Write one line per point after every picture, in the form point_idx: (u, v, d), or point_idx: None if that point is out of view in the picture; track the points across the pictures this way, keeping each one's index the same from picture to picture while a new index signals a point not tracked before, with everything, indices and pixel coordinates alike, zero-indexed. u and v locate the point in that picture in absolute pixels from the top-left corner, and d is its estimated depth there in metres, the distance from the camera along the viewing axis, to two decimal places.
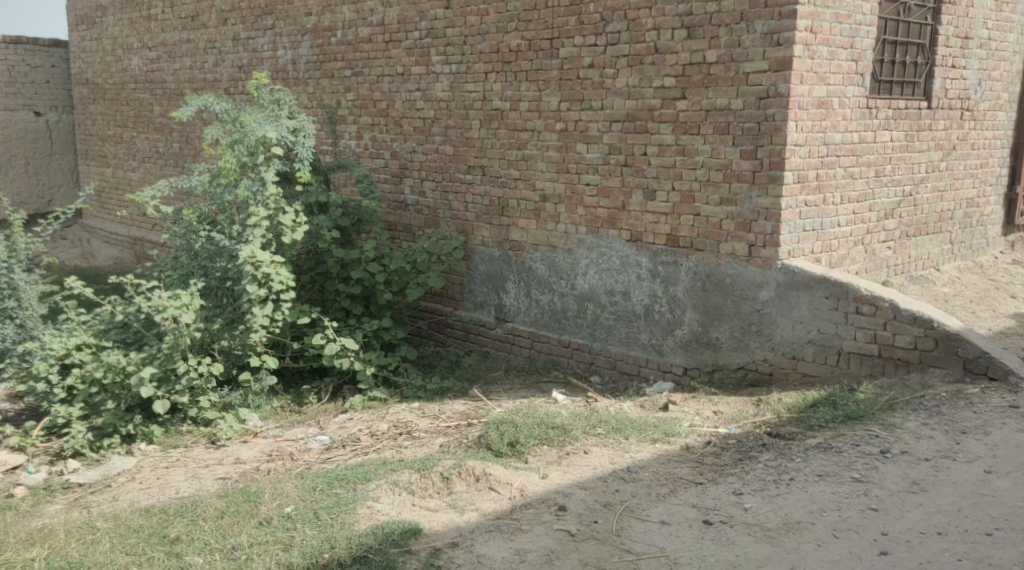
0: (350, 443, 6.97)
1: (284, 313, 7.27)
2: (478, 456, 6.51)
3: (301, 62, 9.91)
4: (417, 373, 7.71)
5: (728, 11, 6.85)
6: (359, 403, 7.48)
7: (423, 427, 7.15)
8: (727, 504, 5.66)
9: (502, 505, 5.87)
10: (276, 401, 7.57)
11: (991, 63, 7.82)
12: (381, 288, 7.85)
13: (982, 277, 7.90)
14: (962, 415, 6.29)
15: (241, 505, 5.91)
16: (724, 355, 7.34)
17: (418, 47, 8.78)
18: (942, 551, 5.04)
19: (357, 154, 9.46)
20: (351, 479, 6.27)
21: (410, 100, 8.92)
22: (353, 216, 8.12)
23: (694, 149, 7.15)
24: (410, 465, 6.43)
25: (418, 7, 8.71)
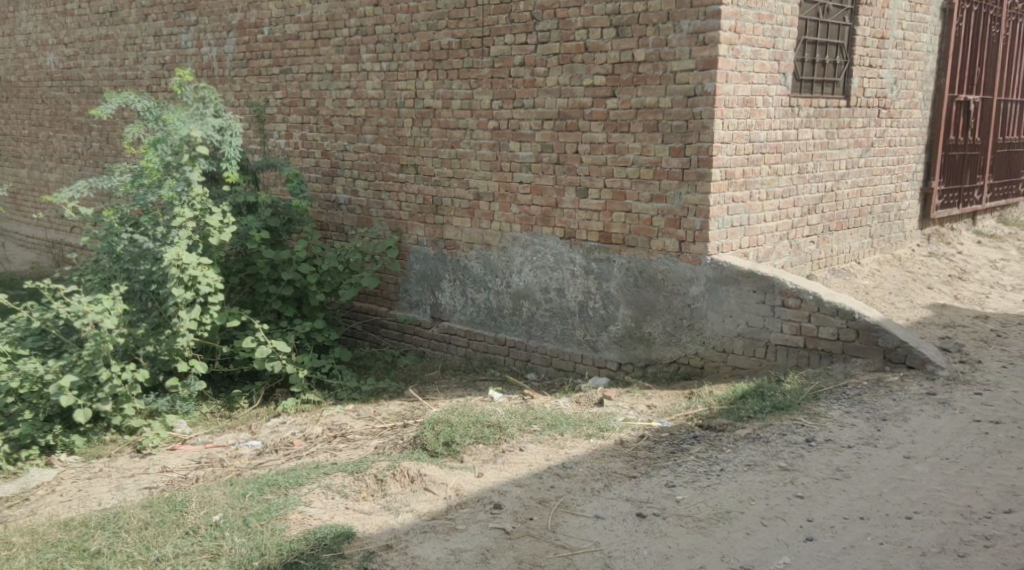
0: (283, 448, 6.72)
1: (212, 316, 7.44)
2: (412, 457, 5.90)
3: (226, 59, 9.54)
4: (351, 375, 7.79)
5: (656, 10, 6.68)
6: (290, 406, 7.52)
7: (358, 429, 6.89)
8: (659, 497, 5.11)
9: (437, 505, 5.25)
10: (205, 407, 7.65)
11: (906, 63, 8.12)
12: (313, 289, 8.05)
13: (900, 269, 8.16)
14: (883, 403, 5.91)
15: (166, 515, 5.33)
16: (657, 349, 7.13)
17: (347, 45, 8.52)
18: (865, 536, 4.57)
19: (287, 153, 9.18)
20: (282, 484, 5.65)
21: (340, 98, 8.66)
22: (283, 217, 8.29)
23: (624, 147, 6.96)
24: (344, 469, 5.80)
25: (346, 4, 8.44)
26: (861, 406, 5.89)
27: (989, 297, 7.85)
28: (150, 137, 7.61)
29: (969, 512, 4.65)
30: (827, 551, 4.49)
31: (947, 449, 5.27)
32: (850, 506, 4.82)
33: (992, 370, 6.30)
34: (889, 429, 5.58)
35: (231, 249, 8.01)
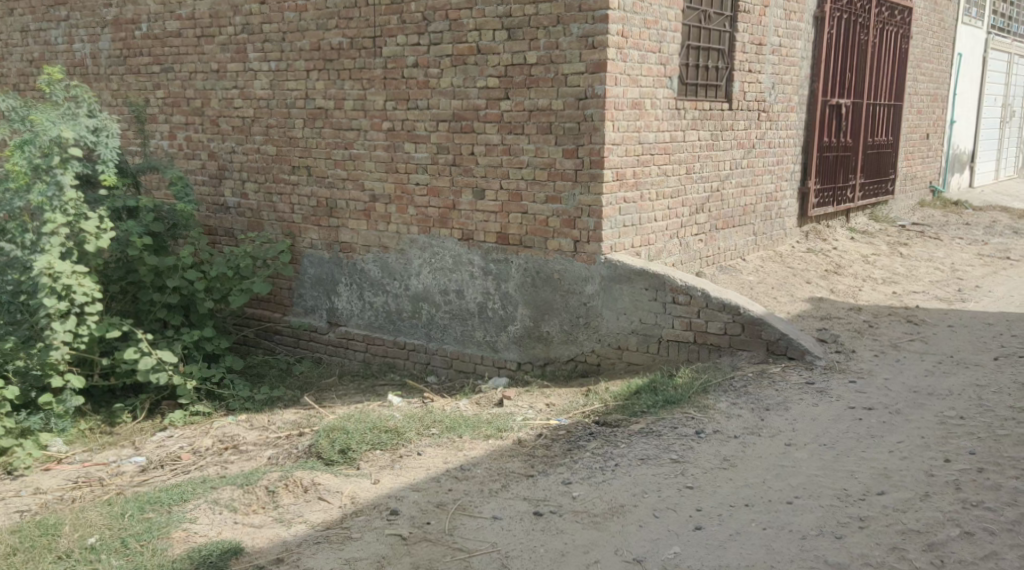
0: (170, 463, 6.62)
1: (90, 328, 7.25)
2: (306, 466, 5.87)
3: (101, 56, 9.30)
4: (243, 385, 7.74)
5: (546, 13, 6.81)
6: (178, 418, 7.43)
7: (251, 439, 6.83)
8: (555, 495, 5.23)
9: (332, 514, 5.26)
10: (84, 424, 7.51)
11: (783, 68, 8.47)
12: (201, 296, 7.95)
13: (782, 266, 8.50)
14: (767, 393, 6.17)
15: (37, 540, 5.21)
16: (556, 348, 7.29)
17: (233, 43, 8.41)
18: (750, 522, 4.78)
19: (171, 154, 9.01)
20: (165, 502, 5.55)
21: (227, 98, 8.55)
22: (167, 222, 8.16)
23: (519, 149, 7.09)
24: (232, 482, 5.70)
25: (230, 1, 8.32)
26: (747, 397, 6.13)
27: (863, 291, 8.26)
28: (17, 139, 7.22)
29: (846, 495, 4.90)
30: (715, 538, 4.69)
31: (826, 436, 5.53)
32: (737, 494, 5.03)
33: (866, 359, 6.62)
34: (772, 418, 5.83)
35: (111, 256, 7.80)
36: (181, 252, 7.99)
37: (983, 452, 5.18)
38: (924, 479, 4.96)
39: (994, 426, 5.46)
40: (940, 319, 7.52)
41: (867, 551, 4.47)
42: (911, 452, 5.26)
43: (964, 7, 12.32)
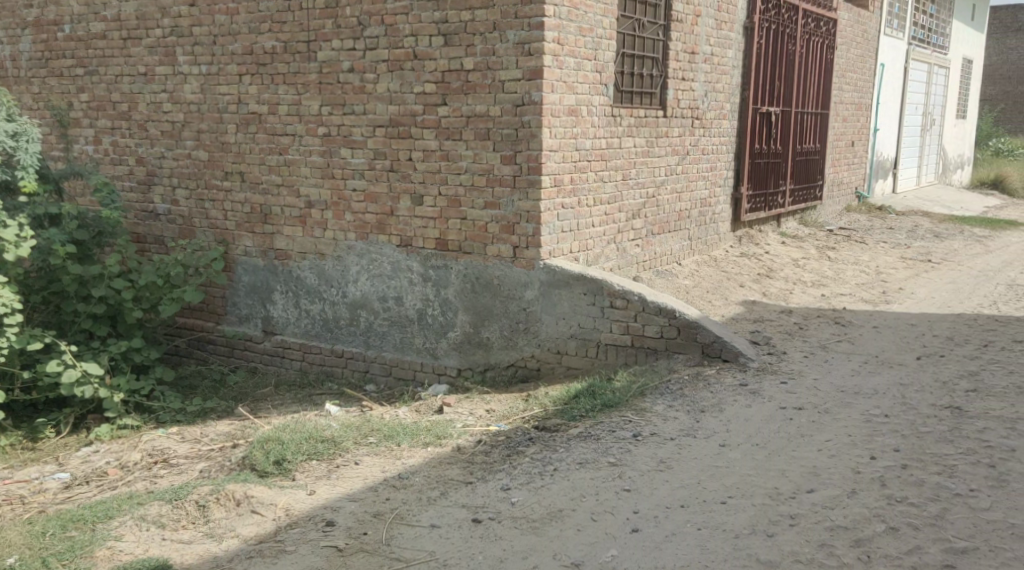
0: (95, 478, 6.51)
1: (10, 340, 7.10)
2: (239, 478, 5.82)
3: (23, 58, 9.11)
4: (173, 397, 7.66)
5: (482, 19, 6.86)
6: (104, 433, 7.32)
7: (182, 453, 6.75)
8: (494, 501, 5.26)
9: (265, 528, 5.22)
10: (4, 440, 7.34)
11: (715, 77, 8.63)
12: (129, 306, 7.83)
13: (716, 269, 8.66)
14: (702, 395, 6.29)
15: None
16: (495, 353, 7.35)
17: (161, 45, 8.29)
18: (685, 523, 4.87)
19: (96, 160, 8.87)
20: (89, 519, 5.46)
21: (155, 102, 8.43)
22: (92, 229, 7.96)
23: (457, 154, 7.12)
24: (160, 497, 5.63)
25: (158, 3, 8.20)
26: (683, 399, 6.23)
27: (794, 293, 8.45)
28: None
29: (777, 494, 5.02)
30: (652, 540, 4.76)
31: (758, 436, 5.65)
32: (672, 495, 5.12)
33: (796, 360, 6.77)
34: (707, 419, 5.94)
35: (33, 266, 7.64)
36: (107, 261, 7.89)
37: (908, 449, 5.34)
38: (851, 477, 5.10)
39: (917, 424, 5.63)
40: (867, 320, 7.73)
41: (797, 548, 4.58)
42: (839, 450, 5.40)
43: (886, 19, 12.69)
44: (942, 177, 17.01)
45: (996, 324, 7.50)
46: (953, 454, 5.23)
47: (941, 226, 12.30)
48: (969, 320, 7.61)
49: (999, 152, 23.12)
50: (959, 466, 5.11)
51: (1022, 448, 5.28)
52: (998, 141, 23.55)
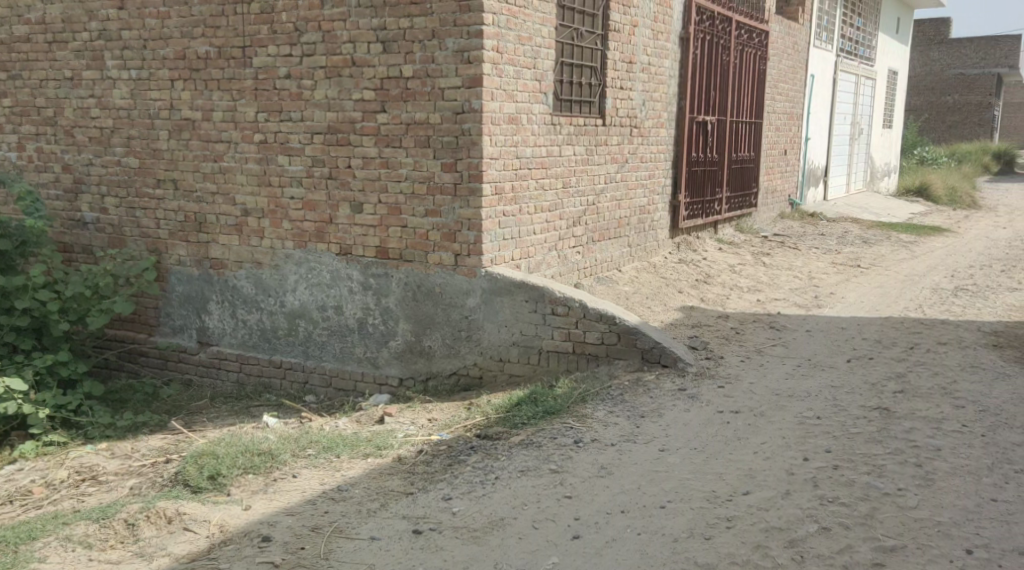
0: (20, 498, 6.35)
1: None
2: (171, 495, 5.71)
3: None
4: (103, 412, 7.47)
5: (421, 26, 6.85)
6: (29, 450, 7.10)
7: (111, 469, 6.60)
8: (435, 511, 5.23)
9: (198, 545, 5.13)
10: None
11: (652, 86, 8.72)
12: (56, 318, 7.67)
13: (655, 276, 8.75)
14: (642, 400, 6.33)
15: None
16: (437, 362, 7.34)
17: (88, 50, 8.12)
18: (626, 528, 4.89)
19: (20, 167, 8.66)
20: (12, 541, 5.32)
21: (83, 107, 8.25)
22: (16, 239, 7.76)
23: (397, 162, 7.09)
24: (87, 516, 5.49)
25: (85, 6, 8.02)
26: (622, 405, 6.28)
27: (731, 299, 8.57)
28: None
29: (714, 497, 5.07)
30: (591, 547, 4.77)
31: (696, 440, 5.71)
32: (612, 501, 5.14)
33: (733, 364, 6.86)
34: (646, 424, 5.98)
35: None
36: (32, 272, 7.73)
37: (839, 449, 5.44)
38: (785, 478, 5.18)
39: (847, 424, 5.74)
40: (801, 324, 7.87)
41: (733, 550, 4.63)
42: (774, 452, 5.48)
43: (815, 31, 12.97)
44: (870, 185, 17.41)
45: (922, 326, 7.69)
46: (882, 454, 5.35)
47: (869, 232, 12.59)
48: (897, 323, 7.80)
49: (923, 160, 23.70)
50: (888, 466, 5.22)
51: (946, 447, 5.41)
52: (924, 149, 24.14)
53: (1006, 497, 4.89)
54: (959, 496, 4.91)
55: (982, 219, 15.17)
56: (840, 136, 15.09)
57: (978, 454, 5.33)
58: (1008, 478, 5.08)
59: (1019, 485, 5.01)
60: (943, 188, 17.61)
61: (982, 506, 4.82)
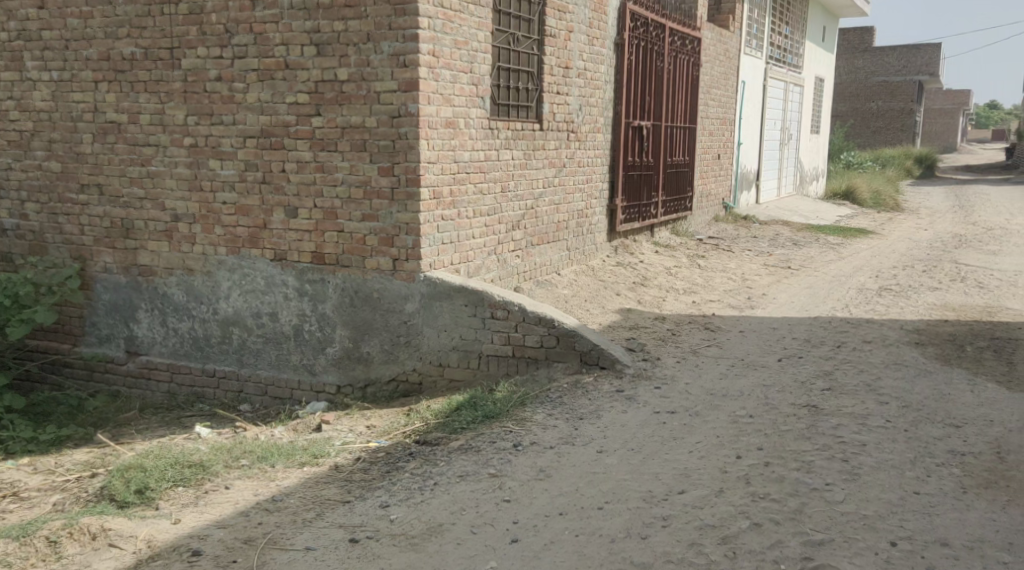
0: None
1: None
2: (96, 511, 5.53)
3: None
4: (25, 425, 7.25)
5: (356, 29, 6.77)
6: None
7: (35, 485, 6.39)
8: (372, 519, 5.15)
9: (125, 561, 4.98)
10: None
11: (588, 91, 8.75)
12: None
13: (594, 279, 8.77)
14: (580, 403, 6.33)
15: None
16: (376, 368, 7.26)
17: (6, 51, 7.88)
18: (564, 531, 4.87)
19: None
20: None
21: (2, 110, 8.01)
22: None
23: (333, 166, 7.00)
24: (6, 534, 5.29)
25: (3, 5, 7.78)
26: (561, 408, 6.26)
27: (667, 301, 8.63)
28: None
29: (650, 497, 5.07)
30: (530, 550, 4.74)
31: (633, 441, 5.71)
32: (551, 504, 5.12)
33: (670, 365, 6.89)
34: (585, 426, 5.97)
35: None
36: None
37: (771, 447, 5.49)
38: (719, 476, 5.21)
39: (779, 422, 5.80)
40: (735, 324, 7.95)
41: (668, 549, 4.64)
42: (709, 451, 5.51)
43: (746, 37, 13.16)
44: (800, 189, 17.70)
45: (850, 326, 7.81)
46: (812, 451, 5.41)
47: (799, 234, 12.79)
48: (826, 323, 7.91)
49: (849, 165, 24.16)
50: (816, 461, 5.28)
51: (872, 442, 5.49)
52: (850, 155, 24.62)
53: (928, 490, 4.98)
54: (884, 490, 4.99)
55: (905, 222, 15.53)
56: (771, 141, 15.32)
57: (902, 449, 5.42)
58: (929, 471, 5.17)
59: (941, 478, 5.10)
60: (869, 193, 18.01)
61: (906, 499, 4.90)
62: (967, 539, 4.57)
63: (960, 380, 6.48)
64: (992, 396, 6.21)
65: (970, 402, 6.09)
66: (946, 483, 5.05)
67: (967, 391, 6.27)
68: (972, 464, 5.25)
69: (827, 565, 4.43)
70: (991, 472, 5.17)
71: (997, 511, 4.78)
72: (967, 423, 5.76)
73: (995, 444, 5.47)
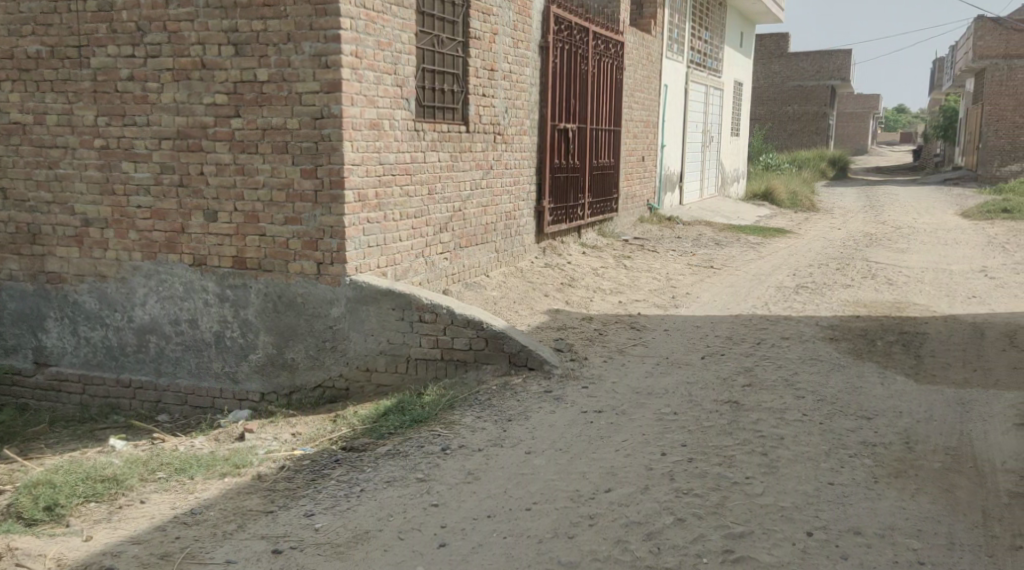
0: None
1: None
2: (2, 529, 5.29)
3: None
4: None
5: (276, 29, 6.63)
6: None
7: None
8: (296, 529, 5.02)
9: None
10: None
11: (514, 94, 8.71)
12: None
13: (522, 280, 8.74)
14: (509, 404, 6.27)
15: None
16: (301, 375, 7.12)
17: None
18: (493, 533, 4.80)
19: None
20: None
21: None
22: None
23: (254, 168, 6.83)
24: None
25: None
26: (489, 410, 6.20)
27: (594, 301, 8.64)
28: None
29: (577, 496, 5.03)
30: (458, 554, 4.66)
31: (561, 441, 5.67)
32: (479, 507, 5.04)
33: (598, 365, 6.88)
34: (513, 428, 5.92)
35: None
36: None
37: (694, 443, 5.50)
38: (644, 473, 5.20)
39: (702, 419, 5.82)
40: (659, 323, 7.98)
41: (595, 547, 4.60)
42: (634, 448, 5.49)
43: (668, 41, 13.28)
44: (721, 190, 17.95)
45: (769, 323, 7.91)
46: (733, 446, 5.43)
47: (722, 234, 12.95)
48: (746, 320, 7.99)
49: (768, 166, 24.61)
50: (736, 456, 5.31)
51: (789, 435, 5.54)
52: (769, 156, 25.09)
53: (842, 480, 5.03)
54: (801, 482, 5.03)
55: (819, 221, 15.86)
56: (694, 142, 15.50)
57: (817, 441, 5.47)
58: (843, 462, 5.23)
59: (854, 468, 5.17)
60: (787, 194, 18.36)
61: (821, 490, 4.94)
62: (878, 527, 4.63)
63: (872, 374, 6.59)
64: (901, 388, 6.33)
65: (880, 394, 6.20)
66: (859, 473, 5.11)
67: (878, 384, 6.38)
68: (883, 454, 5.33)
69: (747, 557, 4.44)
70: (901, 461, 5.25)
71: (906, 500, 4.85)
72: (878, 415, 5.85)
73: (904, 435, 5.56)
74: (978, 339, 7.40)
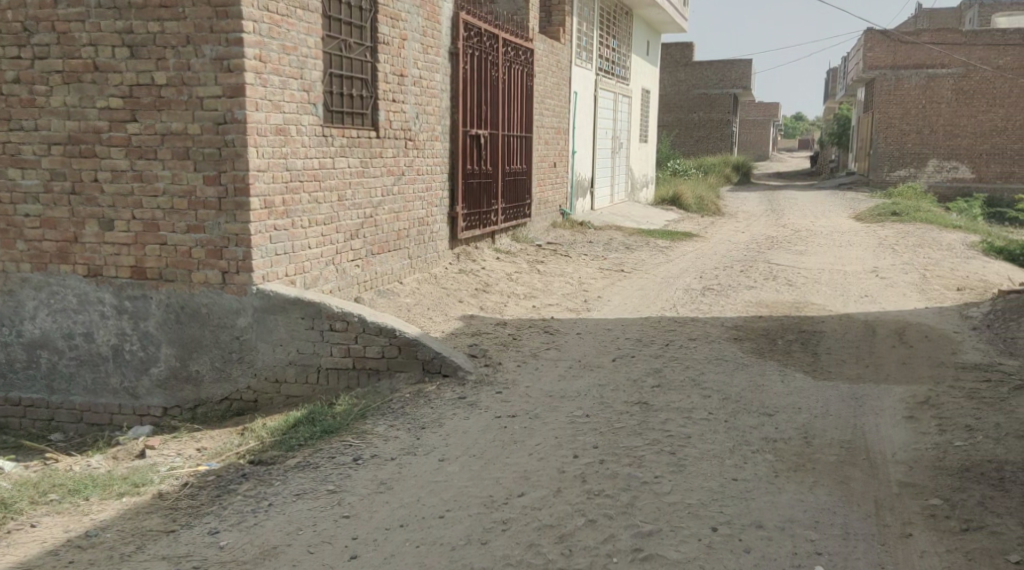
0: None
1: None
2: None
3: None
4: None
5: (173, 31, 6.39)
6: None
7: None
8: (198, 547, 4.81)
9: None
10: None
11: (424, 99, 8.60)
12: None
13: (435, 286, 8.63)
14: (422, 412, 6.14)
15: None
16: (205, 388, 6.87)
17: None
18: (405, 542, 4.67)
19: None
20: None
21: None
22: None
23: (152, 174, 6.57)
24: None
25: None
26: (402, 418, 6.06)
27: (507, 305, 8.57)
28: None
29: (490, 502, 4.94)
30: (369, 565, 4.51)
31: (474, 447, 5.57)
32: (391, 516, 4.91)
33: (511, 370, 6.80)
34: (427, 435, 5.79)
35: None
36: None
37: (605, 445, 5.46)
38: (557, 476, 5.13)
39: (614, 420, 5.79)
40: (571, 327, 7.95)
41: (508, 552, 4.51)
42: (547, 452, 5.42)
43: (577, 48, 13.34)
44: (631, 195, 18.12)
45: (678, 324, 7.95)
46: (642, 446, 5.41)
47: (632, 238, 13.04)
48: (656, 322, 8.02)
49: (676, 172, 25.02)
50: (646, 456, 5.28)
51: (696, 434, 5.54)
52: (676, 163, 25.51)
53: (746, 476, 5.05)
54: (708, 479, 5.02)
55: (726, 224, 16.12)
56: (604, 147, 15.60)
57: (723, 439, 5.49)
58: (747, 458, 5.25)
59: (757, 464, 5.19)
60: (693, 198, 18.64)
61: (726, 486, 4.95)
62: (780, 520, 4.64)
63: (772, 372, 6.65)
64: (800, 385, 6.39)
65: (781, 391, 6.25)
66: (761, 469, 5.14)
67: (779, 381, 6.44)
68: (784, 449, 5.37)
69: (657, 555, 4.40)
70: (801, 456, 5.29)
71: (806, 493, 4.89)
72: (778, 411, 5.90)
73: (803, 430, 5.62)
74: (873, 336, 7.55)
